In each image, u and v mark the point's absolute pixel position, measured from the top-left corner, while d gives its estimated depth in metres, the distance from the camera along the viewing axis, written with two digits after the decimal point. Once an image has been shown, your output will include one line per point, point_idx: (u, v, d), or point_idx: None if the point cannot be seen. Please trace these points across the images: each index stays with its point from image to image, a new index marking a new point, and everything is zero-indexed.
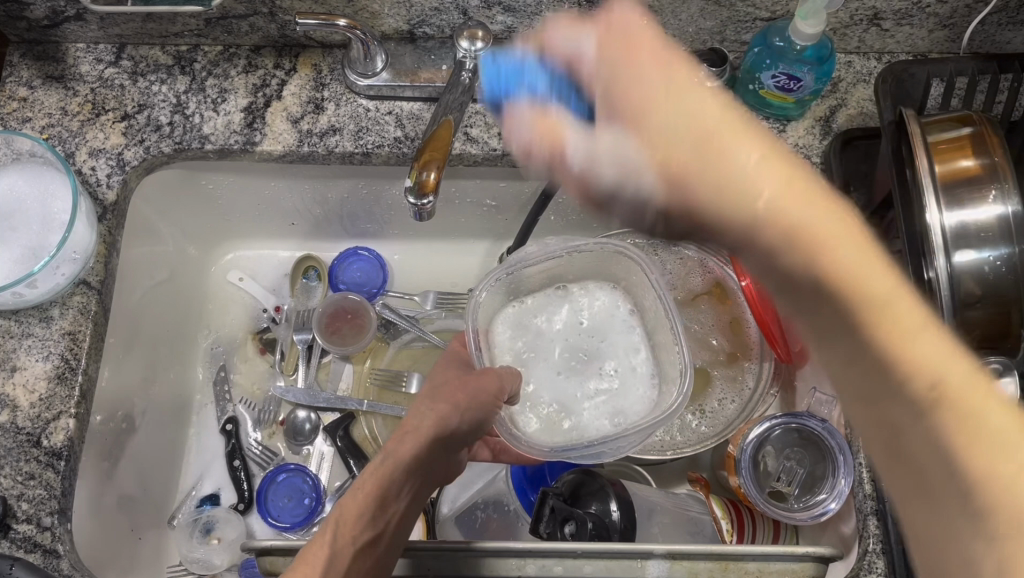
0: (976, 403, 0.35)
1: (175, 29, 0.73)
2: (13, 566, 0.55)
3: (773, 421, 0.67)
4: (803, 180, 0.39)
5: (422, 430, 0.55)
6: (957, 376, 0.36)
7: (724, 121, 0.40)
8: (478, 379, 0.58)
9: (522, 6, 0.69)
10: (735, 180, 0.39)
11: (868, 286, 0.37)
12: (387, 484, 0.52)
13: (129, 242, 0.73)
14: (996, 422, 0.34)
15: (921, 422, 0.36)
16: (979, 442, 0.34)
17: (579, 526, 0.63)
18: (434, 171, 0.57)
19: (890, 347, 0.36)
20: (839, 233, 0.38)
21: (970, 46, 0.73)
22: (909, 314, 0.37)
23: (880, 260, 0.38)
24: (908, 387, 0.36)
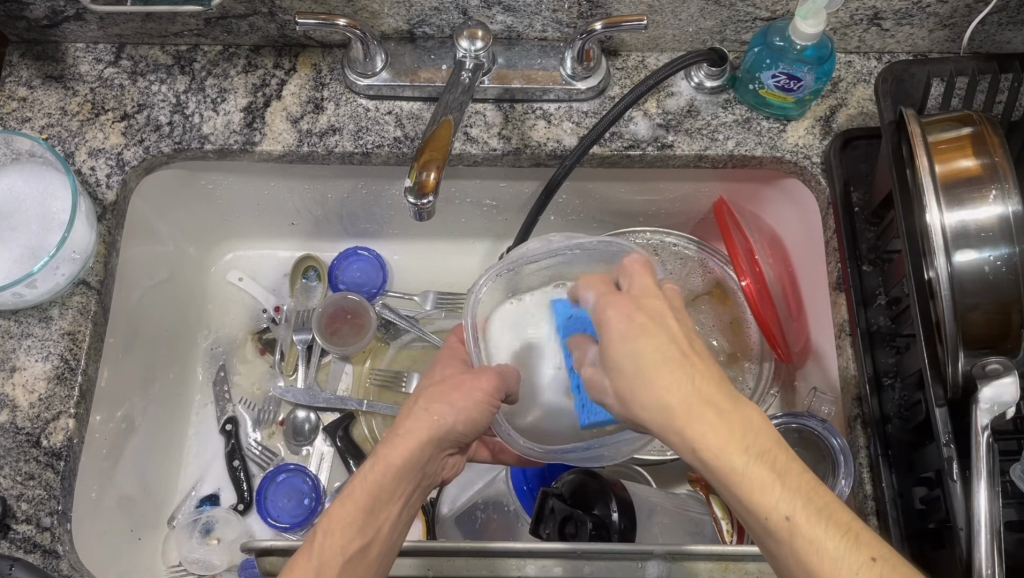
0: (816, 532, 0.40)
1: (174, 29, 0.73)
2: (13, 566, 0.55)
3: (774, 421, 0.68)
4: (692, 373, 0.45)
5: (416, 434, 0.52)
6: (809, 519, 0.40)
7: (646, 334, 0.47)
8: (474, 378, 0.55)
9: (522, 6, 0.69)
10: (644, 380, 0.45)
11: (733, 452, 0.42)
12: (378, 492, 0.50)
13: (129, 242, 0.73)
14: (834, 548, 0.40)
15: (782, 550, 0.41)
16: (823, 564, 0.40)
17: (577, 526, 0.63)
18: (434, 171, 0.56)
19: (754, 507, 0.41)
20: (707, 410, 0.43)
21: (970, 46, 0.72)
22: (762, 467, 0.41)
23: (747, 426, 0.43)
24: (765, 523, 0.41)
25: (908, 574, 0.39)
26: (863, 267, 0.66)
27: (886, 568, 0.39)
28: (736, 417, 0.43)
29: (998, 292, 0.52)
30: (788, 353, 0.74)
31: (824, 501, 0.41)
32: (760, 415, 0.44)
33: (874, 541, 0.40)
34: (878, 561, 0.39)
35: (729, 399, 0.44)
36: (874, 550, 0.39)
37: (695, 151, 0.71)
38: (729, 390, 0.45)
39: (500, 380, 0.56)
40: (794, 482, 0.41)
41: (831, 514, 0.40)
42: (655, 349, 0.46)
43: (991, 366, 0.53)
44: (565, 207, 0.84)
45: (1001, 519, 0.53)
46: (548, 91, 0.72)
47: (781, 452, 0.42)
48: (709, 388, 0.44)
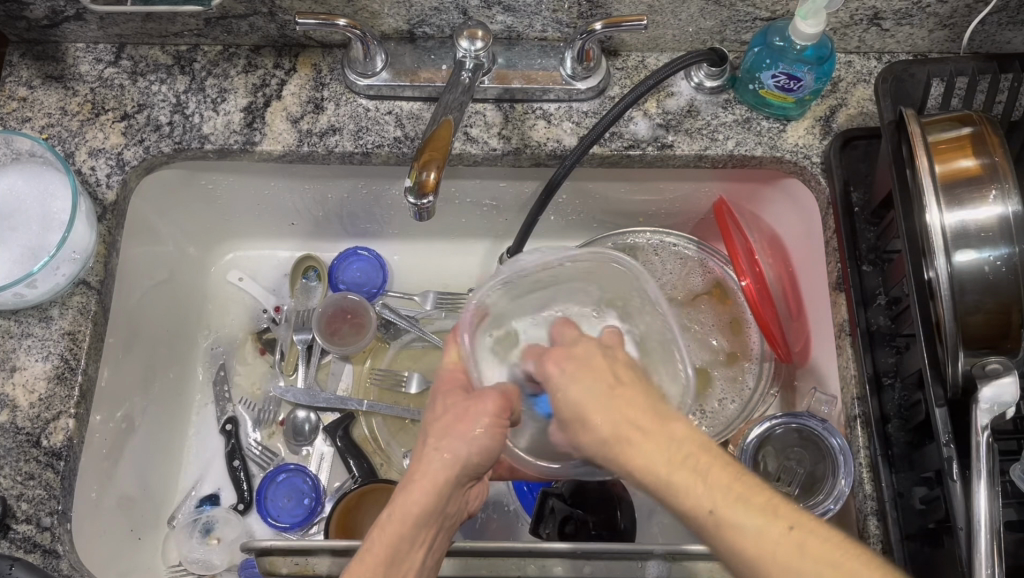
0: (737, 513, 0.39)
1: (175, 29, 0.73)
2: (13, 566, 0.55)
3: (773, 421, 0.68)
4: (611, 396, 0.45)
5: (430, 479, 0.48)
6: (729, 507, 0.39)
7: (574, 372, 0.48)
8: (479, 404, 0.50)
9: (522, 6, 0.69)
10: (582, 422, 0.46)
11: (649, 460, 0.42)
12: (398, 544, 0.46)
13: (129, 242, 0.73)
14: (754, 526, 0.39)
15: (714, 541, 0.40)
16: (749, 544, 0.39)
17: (579, 525, 0.64)
18: (434, 171, 0.56)
19: (680, 510, 0.41)
20: (626, 427, 0.43)
21: (970, 46, 0.72)
22: (677, 466, 0.41)
23: (662, 431, 0.43)
24: (691, 518, 0.41)
25: (836, 542, 0.38)
26: (863, 267, 0.66)
27: (807, 535, 0.38)
28: (654, 431, 0.43)
29: (998, 292, 0.52)
30: (788, 353, 0.73)
31: (744, 487, 0.40)
32: (680, 423, 0.43)
33: (797, 511, 0.39)
34: (796, 529, 0.38)
35: (650, 416, 0.44)
36: (793, 519, 0.39)
37: (695, 151, 0.71)
38: (653, 408, 0.44)
39: (505, 399, 0.51)
40: (715, 476, 0.40)
41: (750, 496, 0.40)
42: (585, 388, 0.46)
43: (991, 365, 0.53)
44: (565, 208, 0.84)
45: (1001, 519, 0.53)
46: (548, 91, 0.72)
47: (701, 449, 0.42)
48: (631, 411, 0.44)
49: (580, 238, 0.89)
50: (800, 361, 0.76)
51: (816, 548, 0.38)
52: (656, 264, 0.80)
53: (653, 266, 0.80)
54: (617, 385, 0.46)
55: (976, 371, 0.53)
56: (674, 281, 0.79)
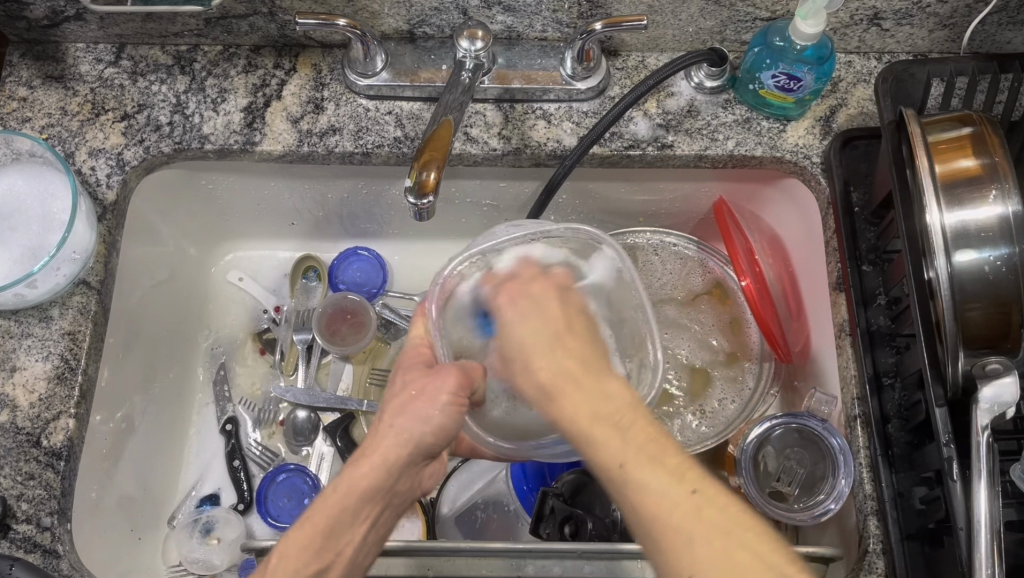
0: (639, 468, 0.42)
1: (175, 29, 0.73)
2: (13, 566, 0.55)
3: (773, 421, 0.68)
4: (558, 345, 0.48)
5: (383, 452, 0.48)
6: (638, 464, 0.42)
7: (531, 315, 0.50)
8: (438, 380, 0.49)
9: (522, 6, 0.69)
10: (523, 364, 0.49)
11: (577, 410, 0.45)
12: (340, 516, 0.46)
13: (129, 242, 0.73)
14: (656, 484, 0.41)
15: (620, 495, 0.43)
16: (649, 501, 0.41)
17: (579, 527, 0.64)
18: (434, 171, 0.57)
19: (595, 461, 0.43)
20: (565, 376, 0.47)
21: (971, 46, 0.72)
22: (602, 423, 0.44)
23: (598, 390, 0.46)
24: (602, 468, 0.43)
25: (734, 504, 0.41)
26: (863, 267, 0.66)
27: (705, 500, 0.40)
28: (589, 386, 0.46)
29: (998, 292, 0.52)
30: (788, 353, 0.73)
31: (658, 449, 0.42)
32: (618, 382, 0.46)
33: (704, 480, 0.41)
34: (696, 494, 0.40)
35: (589, 372, 0.47)
36: (696, 484, 0.41)
37: (695, 151, 0.71)
38: (595, 363, 0.48)
39: (465, 376, 0.50)
40: (634, 435, 0.43)
41: (660, 457, 0.42)
42: (532, 332, 0.49)
43: (991, 365, 0.53)
44: (565, 208, 0.84)
45: (1000, 519, 0.53)
46: (548, 91, 0.72)
47: (629, 411, 0.44)
48: (572, 364, 0.47)
49: None
50: (801, 361, 0.76)
51: (712, 514, 0.40)
52: (656, 264, 0.80)
53: (653, 266, 0.80)
54: (565, 335, 0.49)
55: (974, 372, 0.54)
56: (674, 281, 0.80)
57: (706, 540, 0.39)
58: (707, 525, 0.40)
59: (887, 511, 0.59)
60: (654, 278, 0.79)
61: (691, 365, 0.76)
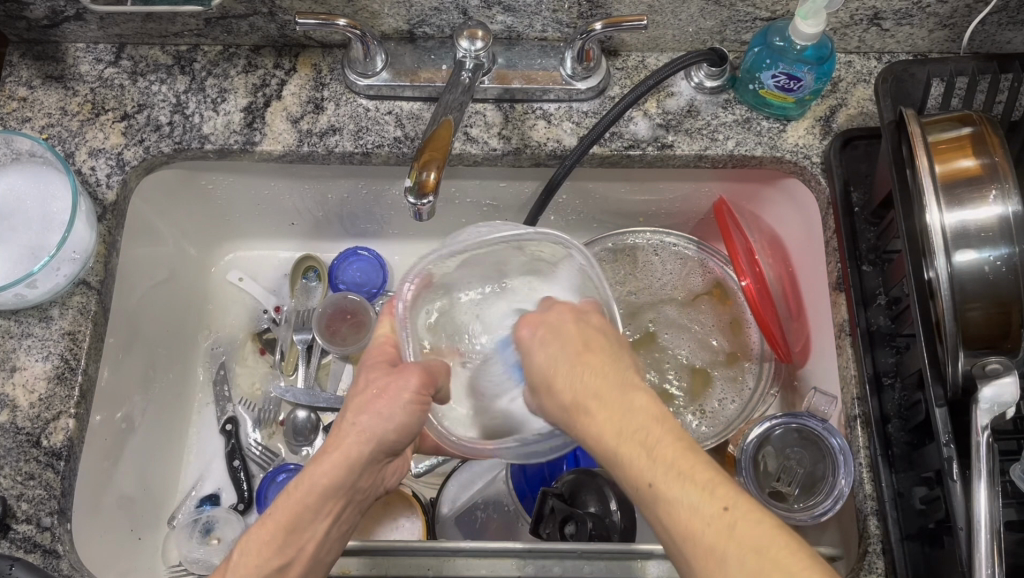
0: (670, 487, 0.42)
1: (175, 29, 0.73)
2: (13, 566, 0.55)
3: (773, 421, 0.68)
4: (581, 363, 0.47)
5: (344, 451, 0.49)
6: (669, 482, 0.42)
7: (548, 334, 0.49)
8: (401, 379, 0.49)
9: (522, 6, 0.69)
10: (548, 388, 0.48)
11: (604, 429, 0.45)
12: (301, 513, 0.49)
13: (129, 242, 0.73)
14: (688, 502, 0.41)
15: (652, 512, 0.43)
16: (683, 520, 0.41)
17: (578, 527, 0.64)
18: (434, 171, 0.57)
19: (627, 479, 0.44)
20: (589, 393, 0.46)
21: (970, 46, 0.72)
22: (630, 441, 0.44)
23: (625, 406, 0.45)
24: (632, 486, 0.44)
25: (765, 518, 0.41)
26: (863, 267, 0.66)
27: (738, 516, 0.40)
28: (615, 400, 0.45)
29: (998, 291, 0.52)
30: (788, 353, 0.73)
31: (689, 465, 0.42)
32: (644, 396, 0.46)
33: (734, 493, 0.41)
34: (729, 510, 0.41)
35: (614, 386, 0.46)
36: (727, 500, 0.41)
37: (695, 151, 0.71)
38: (619, 374, 0.47)
39: (429, 374, 0.50)
40: (664, 452, 0.43)
41: (691, 473, 0.42)
42: (554, 357, 0.48)
43: (991, 365, 0.53)
44: (565, 207, 0.84)
45: (1001, 519, 0.53)
46: (548, 91, 0.72)
47: (657, 426, 0.44)
48: (596, 381, 0.46)
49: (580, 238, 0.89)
50: (801, 361, 0.76)
51: (745, 530, 0.40)
52: (656, 264, 0.80)
53: (653, 266, 0.80)
54: (586, 351, 0.48)
55: (974, 372, 0.54)
56: (674, 281, 0.80)
57: (740, 557, 0.39)
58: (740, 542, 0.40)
59: (888, 511, 0.59)
60: (654, 278, 0.79)
61: (691, 365, 0.76)
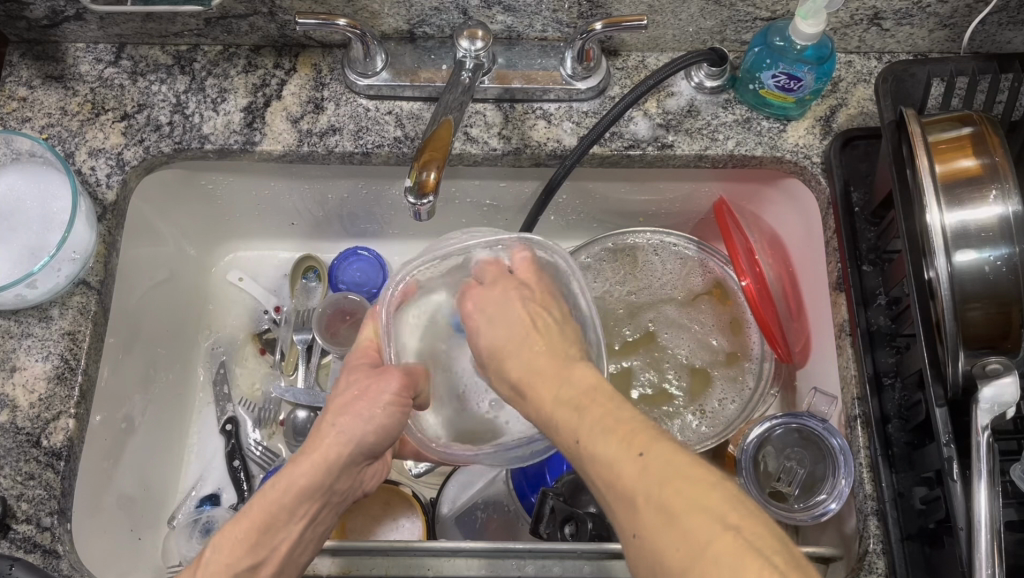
0: (588, 439, 0.43)
1: (175, 29, 0.73)
2: (13, 566, 0.55)
3: (774, 421, 0.68)
4: (524, 336, 0.52)
5: (322, 452, 0.50)
6: (590, 436, 0.43)
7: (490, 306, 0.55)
8: (382, 382, 0.52)
9: (522, 6, 0.69)
10: (498, 361, 0.52)
11: (539, 395, 0.48)
12: (276, 512, 0.48)
13: (128, 242, 0.73)
14: (602, 452, 0.42)
15: (581, 469, 0.44)
16: (599, 469, 0.42)
17: (578, 527, 0.64)
18: (434, 171, 0.57)
19: (558, 439, 0.46)
20: (531, 364, 0.50)
21: (971, 46, 0.72)
22: (560, 401, 0.46)
23: (561, 373, 0.48)
24: (564, 448, 0.45)
25: (680, 462, 0.40)
26: (863, 267, 0.66)
27: (650, 463, 0.41)
28: (555, 372, 0.48)
29: (998, 292, 0.52)
30: (788, 353, 0.73)
31: (612, 418, 0.44)
32: (582, 369, 0.48)
33: (654, 442, 0.42)
34: (644, 456, 0.41)
35: (551, 358, 0.50)
36: (644, 446, 0.41)
37: (695, 151, 0.71)
38: (561, 355, 0.50)
39: (409, 377, 0.53)
40: (591, 411, 0.45)
41: (609, 426, 0.43)
42: (497, 329, 0.53)
43: (991, 365, 0.53)
44: (565, 207, 0.84)
45: (1000, 518, 0.53)
46: (548, 91, 0.72)
47: (589, 390, 0.46)
48: (534, 354, 0.50)
49: (580, 238, 0.88)
50: (801, 361, 0.76)
51: (656, 473, 0.40)
52: (657, 264, 0.80)
53: (653, 266, 0.80)
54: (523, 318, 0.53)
55: (971, 373, 0.54)
56: (675, 281, 0.79)
57: (649, 498, 0.40)
58: (649, 484, 0.40)
59: (887, 512, 0.59)
60: (655, 278, 0.80)
61: (691, 365, 0.76)
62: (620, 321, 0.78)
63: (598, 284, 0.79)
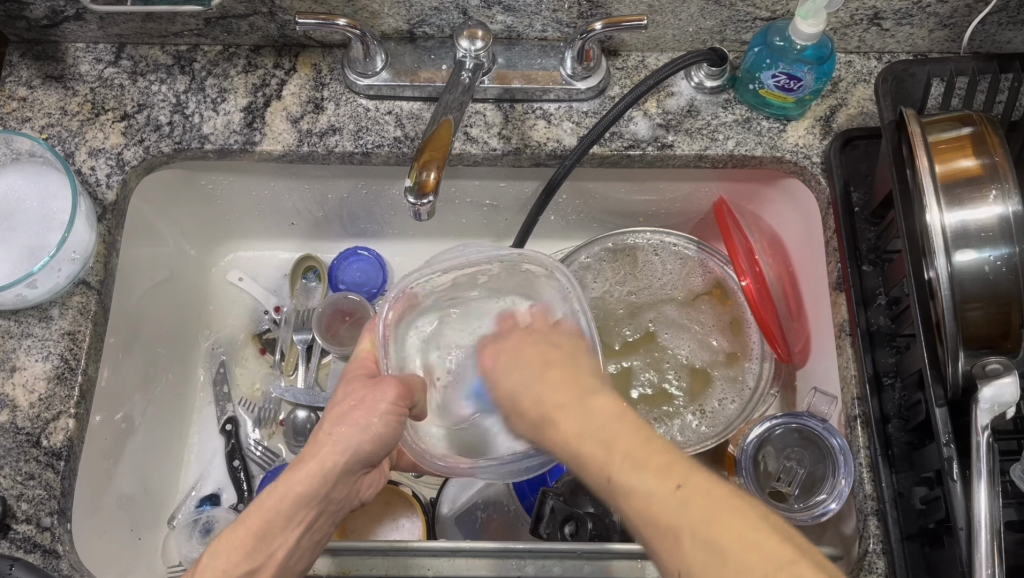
0: (621, 472, 0.44)
1: (175, 29, 0.73)
2: (13, 566, 0.55)
3: (773, 421, 0.68)
4: (552, 378, 0.54)
5: (319, 461, 0.49)
6: (627, 473, 0.44)
7: (521, 352, 0.57)
8: (380, 392, 0.51)
9: (522, 6, 0.69)
10: (517, 406, 0.55)
11: (570, 436, 0.48)
12: (273, 518, 0.48)
13: (128, 242, 0.73)
14: (641, 485, 0.42)
15: (619, 505, 0.44)
16: (641, 507, 0.42)
17: (578, 527, 0.65)
18: (434, 171, 0.57)
19: (595, 483, 0.46)
20: (563, 408, 0.50)
21: (970, 46, 0.72)
22: (594, 441, 0.47)
23: (599, 413, 0.49)
24: (600, 487, 0.45)
25: (717, 489, 0.41)
26: (863, 267, 0.66)
27: (689, 492, 0.41)
28: (578, 410, 0.50)
29: (998, 292, 0.52)
30: (788, 353, 0.73)
31: (645, 454, 0.44)
32: (604, 401, 0.50)
33: (690, 473, 0.42)
34: (682, 487, 0.41)
35: (573, 396, 0.51)
36: (681, 478, 0.42)
37: (695, 151, 0.71)
38: (578, 390, 0.52)
39: (407, 388, 0.53)
40: (624, 448, 0.45)
41: (643, 461, 0.44)
42: (516, 379, 0.56)
43: (991, 365, 0.53)
44: (565, 207, 0.84)
45: (1000, 518, 0.53)
46: (548, 91, 0.72)
47: (619, 425, 0.47)
48: (557, 394, 0.52)
49: (580, 238, 0.88)
50: (801, 361, 0.76)
51: (696, 501, 0.40)
52: (657, 264, 0.80)
53: (653, 266, 0.80)
54: (541, 369, 0.55)
55: (971, 373, 0.54)
56: (675, 281, 0.80)
57: (694, 529, 0.40)
58: (695, 517, 0.40)
59: (887, 511, 0.59)
60: (655, 278, 0.80)
61: (691, 365, 0.76)
62: (620, 321, 0.78)
63: (598, 284, 0.79)
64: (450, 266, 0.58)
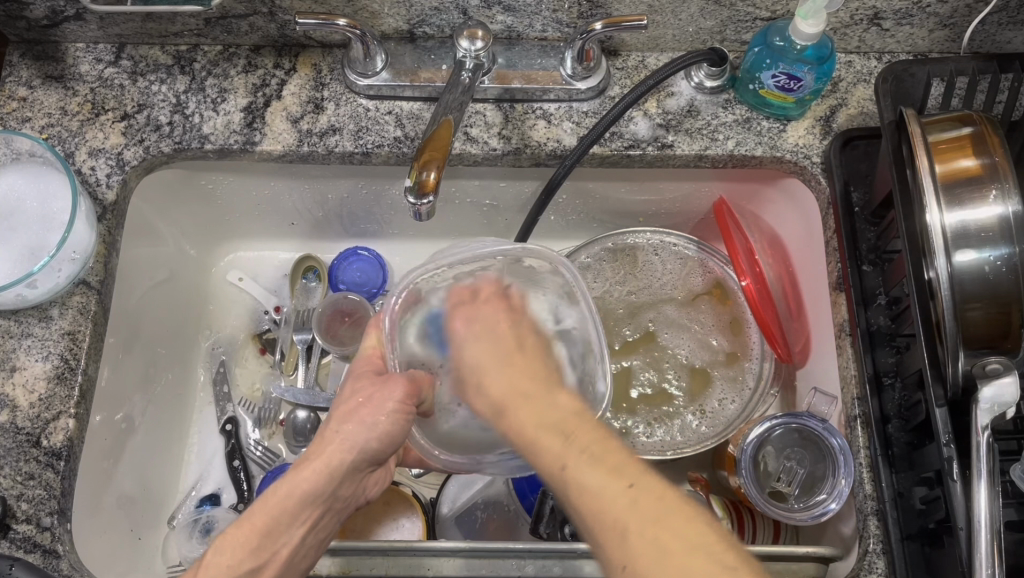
0: (574, 465, 0.43)
1: (175, 29, 0.73)
2: (13, 566, 0.55)
3: (774, 421, 0.67)
4: (517, 358, 0.51)
5: (326, 459, 0.50)
6: (579, 466, 0.43)
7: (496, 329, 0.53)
8: (386, 390, 0.51)
9: (522, 6, 0.69)
10: (478, 383, 0.51)
11: (528, 422, 0.46)
12: (278, 516, 0.49)
13: (128, 243, 0.73)
14: (589, 480, 0.42)
15: (565, 496, 0.44)
16: (589, 501, 0.42)
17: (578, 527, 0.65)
18: (434, 171, 0.57)
19: (543, 467, 0.45)
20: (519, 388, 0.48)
21: (970, 46, 0.72)
22: (548, 433, 0.45)
23: (557, 401, 0.47)
24: (551, 477, 0.44)
25: (669, 496, 0.42)
26: (863, 267, 0.66)
27: (642, 492, 0.42)
28: (539, 397, 0.48)
29: (998, 292, 0.52)
30: (788, 353, 0.73)
31: (601, 448, 0.44)
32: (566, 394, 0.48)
33: (643, 474, 0.43)
34: (634, 486, 0.42)
35: (538, 385, 0.49)
36: (634, 478, 0.42)
37: (695, 151, 0.71)
38: (543, 378, 0.49)
39: (414, 384, 0.52)
40: (579, 439, 0.44)
41: (598, 455, 0.43)
42: (484, 352, 0.51)
43: (991, 365, 0.53)
44: (565, 207, 0.84)
45: (1000, 518, 0.53)
46: (548, 91, 0.72)
47: (574, 418, 0.46)
48: (522, 379, 0.49)
49: (580, 238, 0.88)
50: (801, 361, 0.76)
51: (646, 503, 0.41)
52: (657, 264, 0.80)
53: (653, 266, 0.80)
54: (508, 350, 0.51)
55: (970, 374, 0.54)
56: (675, 281, 0.79)
57: (641, 528, 0.40)
58: (647, 520, 0.40)
59: (887, 512, 0.59)
60: (655, 278, 0.80)
61: (691, 365, 0.76)
62: (620, 321, 0.78)
63: (598, 284, 0.79)
64: (455, 260, 0.58)
